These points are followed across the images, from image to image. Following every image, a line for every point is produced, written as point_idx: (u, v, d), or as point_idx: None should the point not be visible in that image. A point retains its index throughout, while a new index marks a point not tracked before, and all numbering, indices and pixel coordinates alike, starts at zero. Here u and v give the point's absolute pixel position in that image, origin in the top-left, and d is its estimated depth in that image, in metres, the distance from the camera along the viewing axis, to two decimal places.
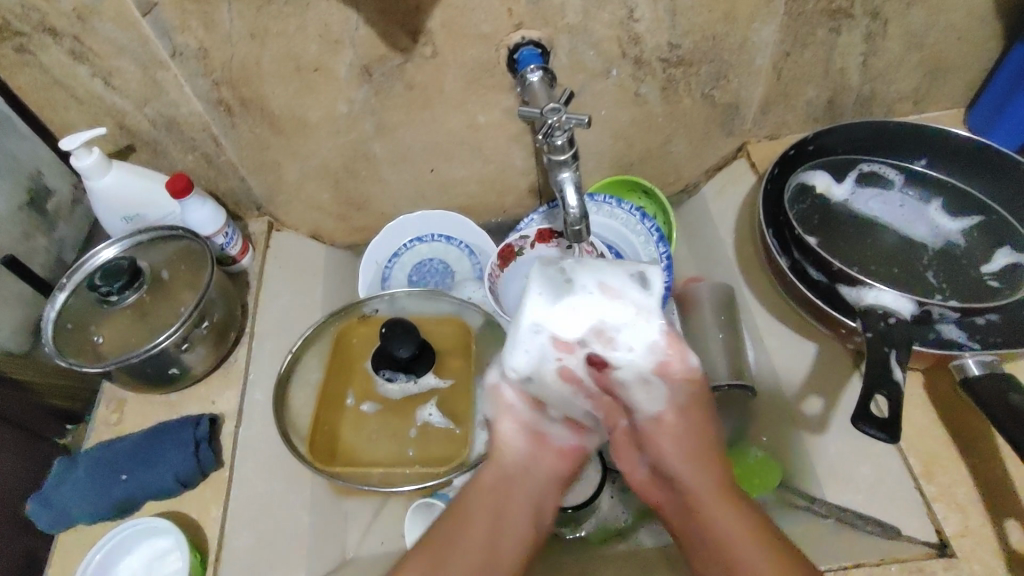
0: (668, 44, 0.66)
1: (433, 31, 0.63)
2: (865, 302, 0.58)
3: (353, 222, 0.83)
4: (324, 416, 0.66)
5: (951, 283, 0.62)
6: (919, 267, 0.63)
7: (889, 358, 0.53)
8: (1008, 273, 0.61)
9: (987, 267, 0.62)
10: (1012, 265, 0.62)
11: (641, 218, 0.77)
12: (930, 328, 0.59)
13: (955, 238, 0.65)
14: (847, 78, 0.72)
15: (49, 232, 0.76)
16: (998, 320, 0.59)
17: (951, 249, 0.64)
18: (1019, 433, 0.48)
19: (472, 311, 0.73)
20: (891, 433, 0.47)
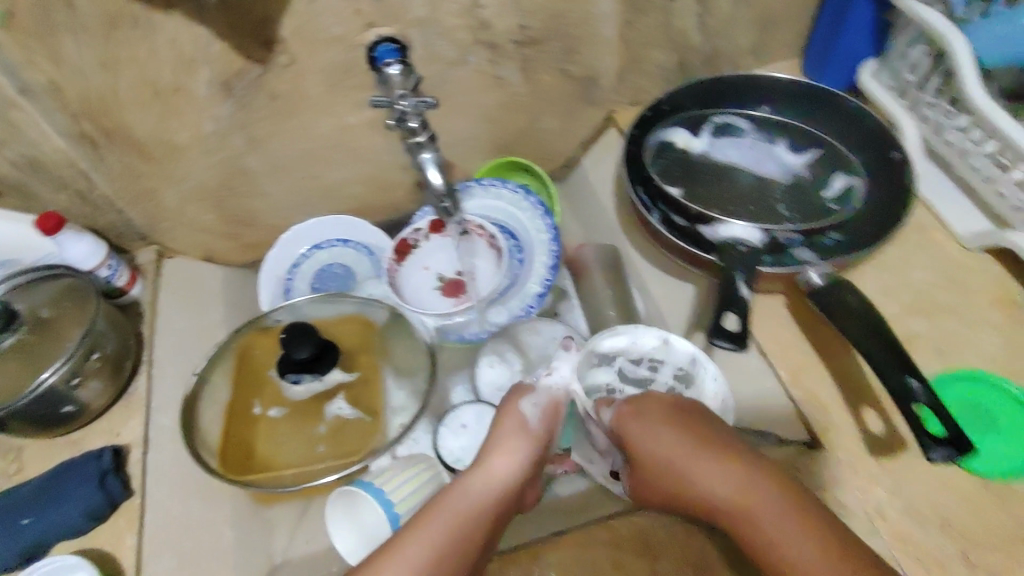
0: (515, 26, 0.70)
1: (286, 40, 0.64)
2: (720, 236, 0.64)
3: (245, 239, 0.83)
4: (235, 429, 0.68)
5: (797, 213, 0.67)
6: (772, 202, 0.68)
7: (736, 279, 0.58)
8: (845, 196, 0.67)
9: (827, 192, 0.68)
10: (848, 188, 0.68)
11: (525, 195, 0.80)
12: (788, 255, 0.62)
13: (800, 171, 0.70)
14: (688, 39, 0.78)
15: None
16: (844, 237, 0.63)
17: (797, 182, 0.70)
18: (857, 332, 0.53)
19: (375, 308, 0.75)
20: (738, 342, 0.51)
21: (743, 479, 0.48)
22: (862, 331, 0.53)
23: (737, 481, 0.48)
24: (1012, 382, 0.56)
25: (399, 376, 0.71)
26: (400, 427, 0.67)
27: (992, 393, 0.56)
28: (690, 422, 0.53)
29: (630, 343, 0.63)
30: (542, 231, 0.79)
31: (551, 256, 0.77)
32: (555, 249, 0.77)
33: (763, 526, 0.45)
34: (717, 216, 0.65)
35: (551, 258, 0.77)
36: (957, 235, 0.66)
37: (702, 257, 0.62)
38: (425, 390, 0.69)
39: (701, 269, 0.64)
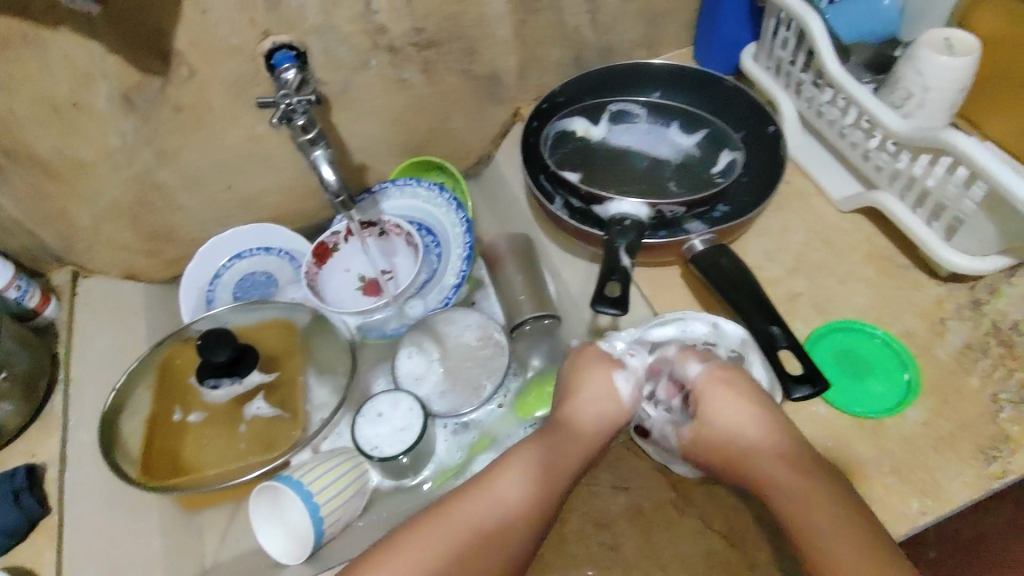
0: (412, 29, 0.73)
1: (183, 52, 0.66)
2: (611, 213, 0.67)
3: (166, 255, 0.83)
4: (158, 438, 0.68)
5: (686, 190, 0.73)
6: (663, 181, 0.74)
7: (618, 250, 0.62)
8: (730, 170, 0.74)
9: (713, 169, 0.75)
10: (732, 163, 0.75)
11: (439, 191, 0.83)
12: (676, 228, 0.69)
13: (691, 151, 0.76)
14: (583, 35, 0.82)
15: None
16: (729, 208, 0.72)
17: (684, 161, 0.76)
18: (732, 291, 0.59)
19: (299, 311, 0.75)
20: (619, 307, 0.56)
21: (801, 496, 0.50)
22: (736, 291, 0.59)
23: (801, 494, 0.50)
24: (884, 330, 0.61)
25: (321, 372, 0.73)
26: (322, 420, 0.69)
27: (865, 341, 0.61)
28: (773, 438, 0.54)
29: (679, 332, 0.61)
30: (457, 224, 0.82)
31: (465, 247, 0.79)
32: (469, 240, 0.80)
33: (810, 531, 0.49)
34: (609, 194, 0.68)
35: (466, 249, 0.79)
36: (833, 200, 0.71)
37: (591, 234, 0.67)
38: (346, 385, 0.71)
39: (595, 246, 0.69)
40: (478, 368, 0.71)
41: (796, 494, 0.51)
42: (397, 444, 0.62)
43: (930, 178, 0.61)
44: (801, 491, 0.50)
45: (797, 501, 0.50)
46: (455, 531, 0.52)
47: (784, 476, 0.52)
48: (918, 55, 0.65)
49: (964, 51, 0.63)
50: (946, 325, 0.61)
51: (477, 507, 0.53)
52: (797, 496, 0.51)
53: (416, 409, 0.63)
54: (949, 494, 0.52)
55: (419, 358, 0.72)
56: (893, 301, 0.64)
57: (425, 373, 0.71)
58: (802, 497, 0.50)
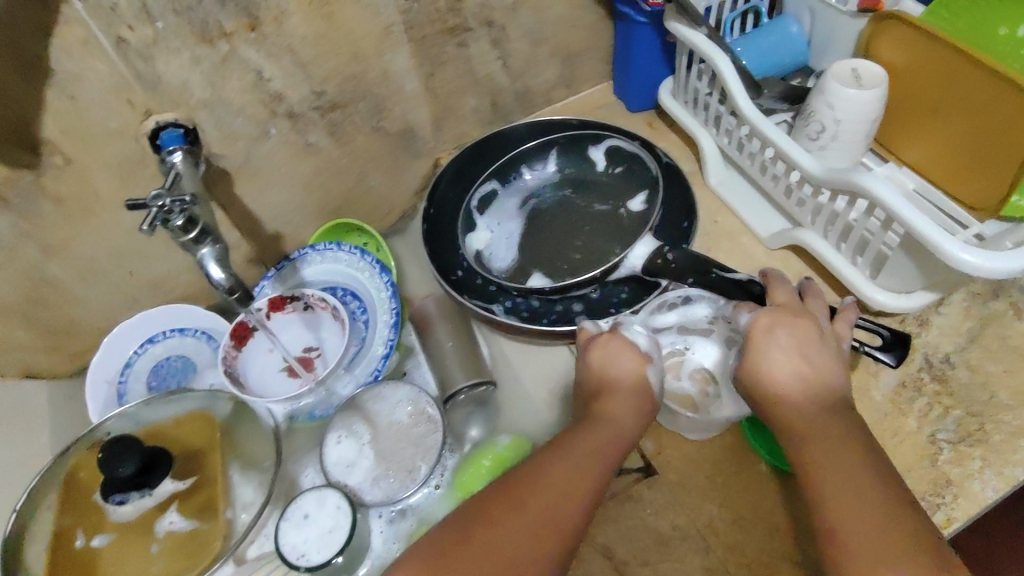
0: (311, 93, 0.69)
1: (54, 140, 0.60)
2: (639, 266, 0.64)
3: (68, 348, 0.76)
4: (60, 563, 0.62)
5: (608, 200, 0.73)
6: (588, 209, 0.73)
7: (722, 276, 0.58)
8: (616, 155, 0.76)
9: (599, 169, 0.76)
10: (610, 150, 0.76)
11: (361, 255, 0.79)
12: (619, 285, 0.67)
13: (566, 169, 0.77)
14: (497, 81, 0.80)
15: None
16: (648, 192, 0.72)
17: (576, 180, 0.76)
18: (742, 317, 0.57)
19: (218, 399, 0.71)
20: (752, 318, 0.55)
21: (852, 483, 0.43)
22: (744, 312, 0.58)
23: (842, 473, 0.44)
24: None
25: (244, 470, 0.68)
26: (244, 527, 0.64)
27: None
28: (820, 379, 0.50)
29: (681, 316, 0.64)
30: (383, 288, 0.78)
31: (392, 314, 0.75)
32: (395, 306, 0.76)
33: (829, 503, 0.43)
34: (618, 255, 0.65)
35: (392, 316, 0.75)
36: (762, 238, 0.71)
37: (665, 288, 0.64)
38: (272, 479, 0.66)
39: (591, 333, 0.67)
40: (412, 449, 0.66)
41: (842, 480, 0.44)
42: (324, 550, 0.57)
43: (851, 214, 0.61)
44: (849, 475, 0.44)
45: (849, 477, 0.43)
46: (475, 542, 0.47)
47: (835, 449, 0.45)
48: (828, 88, 0.64)
49: (871, 82, 0.63)
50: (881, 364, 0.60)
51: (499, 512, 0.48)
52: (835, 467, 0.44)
53: (344, 507, 0.59)
54: None
55: (347, 443, 0.67)
56: None
57: (359, 455, 0.66)
58: (844, 477, 0.44)
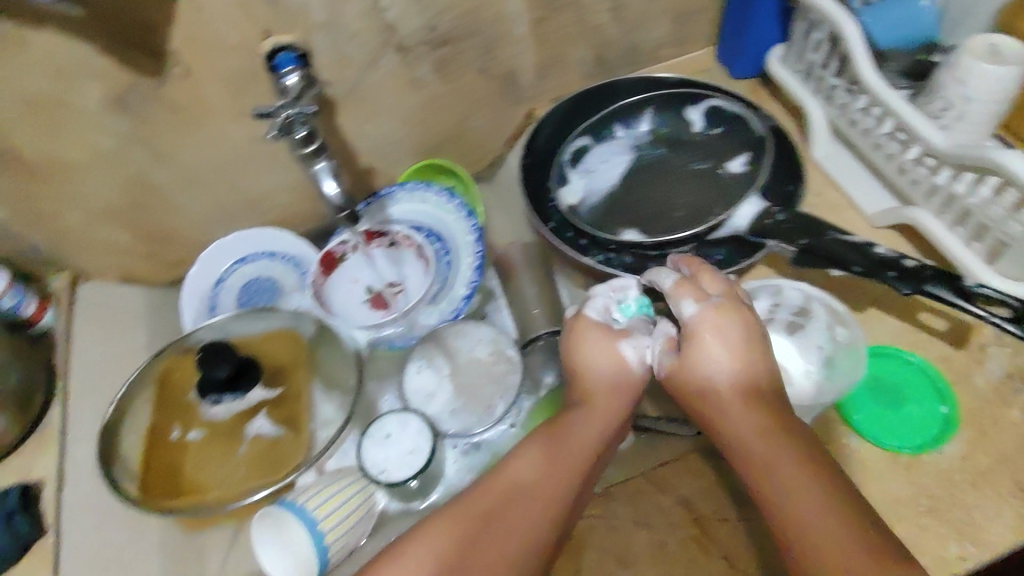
0: (425, 27, 0.70)
1: (177, 50, 0.61)
2: (746, 228, 0.63)
3: (164, 257, 0.79)
4: (156, 453, 0.66)
5: (707, 160, 0.71)
6: (686, 168, 0.72)
7: (836, 237, 0.56)
8: (715, 115, 0.73)
9: (696, 130, 0.73)
10: (708, 111, 0.73)
11: (449, 197, 0.80)
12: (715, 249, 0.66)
13: (660, 127, 0.75)
14: (606, 34, 0.80)
15: None
16: (750, 155, 0.69)
17: (670, 140, 0.74)
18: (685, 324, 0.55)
19: (304, 321, 0.73)
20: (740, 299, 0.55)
21: (809, 487, 0.43)
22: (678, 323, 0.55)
23: (794, 487, 0.43)
24: (919, 357, 0.58)
25: (326, 390, 0.70)
26: (328, 439, 0.66)
27: (899, 366, 0.58)
28: (741, 367, 0.50)
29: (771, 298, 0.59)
30: (468, 232, 0.79)
31: (476, 258, 0.76)
32: (480, 250, 0.77)
33: (796, 509, 0.42)
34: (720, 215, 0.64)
35: (476, 259, 0.76)
36: (867, 215, 0.69)
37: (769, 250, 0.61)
38: (354, 400, 0.68)
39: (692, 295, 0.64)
40: (492, 387, 0.67)
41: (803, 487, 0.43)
42: (404, 469, 0.59)
43: (973, 197, 0.58)
44: (800, 486, 0.43)
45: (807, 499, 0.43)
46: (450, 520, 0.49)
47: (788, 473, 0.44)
48: (961, 64, 0.61)
49: (1012, 61, 0.60)
50: (985, 351, 0.58)
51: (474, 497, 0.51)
52: (783, 473, 0.44)
53: (424, 432, 0.61)
54: (991, 538, 0.50)
55: (428, 375, 0.69)
56: (928, 325, 0.60)
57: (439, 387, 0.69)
58: (796, 481, 0.44)
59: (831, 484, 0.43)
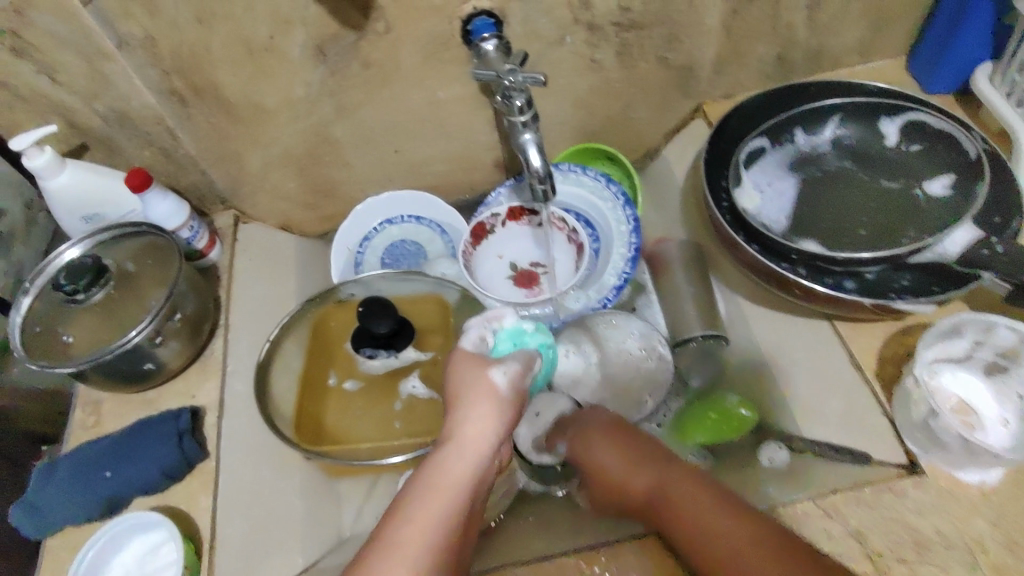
0: (619, 8, 0.67)
1: (384, 6, 0.61)
2: (955, 252, 0.60)
3: (324, 210, 0.82)
4: (309, 399, 0.67)
5: (898, 181, 0.68)
6: (873, 186, 0.68)
7: None
8: (912, 133, 0.69)
9: (889, 144, 0.69)
10: (903, 128, 0.69)
11: (606, 183, 0.78)
12: (902, 273, 0.62)
13: (848, 137, 0.71)
14: (795, 33, 0.75)
15: (7, 252, 0.71)
16: (954, 177, 0.65)
17: (856, 154, 0.70)
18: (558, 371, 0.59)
19: (448, 287, 0.73)
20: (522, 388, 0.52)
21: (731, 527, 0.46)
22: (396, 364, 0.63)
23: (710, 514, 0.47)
24: None
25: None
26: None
27: None
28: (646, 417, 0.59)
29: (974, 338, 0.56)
30: (623, 221, 0.77)
31: (631, 248, 0.75)
32: (635, 241, 0.76)
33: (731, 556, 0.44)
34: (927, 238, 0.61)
35: (631, 250, 0.76)
36: None
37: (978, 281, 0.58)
38: None
39: (871, 318, 0.61)
40: (640, 381, 0.67)
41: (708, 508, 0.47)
42: None
43: None
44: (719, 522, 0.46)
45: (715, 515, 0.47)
46: (449, 479, 0.48)
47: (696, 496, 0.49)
48: None
49: None
50: None
51: (458, 461, 0.49)
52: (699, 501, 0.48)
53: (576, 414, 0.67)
54: None
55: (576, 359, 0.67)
56: None
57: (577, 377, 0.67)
58: (710, 511, 0.47)
59: (747, 520, 0.46)
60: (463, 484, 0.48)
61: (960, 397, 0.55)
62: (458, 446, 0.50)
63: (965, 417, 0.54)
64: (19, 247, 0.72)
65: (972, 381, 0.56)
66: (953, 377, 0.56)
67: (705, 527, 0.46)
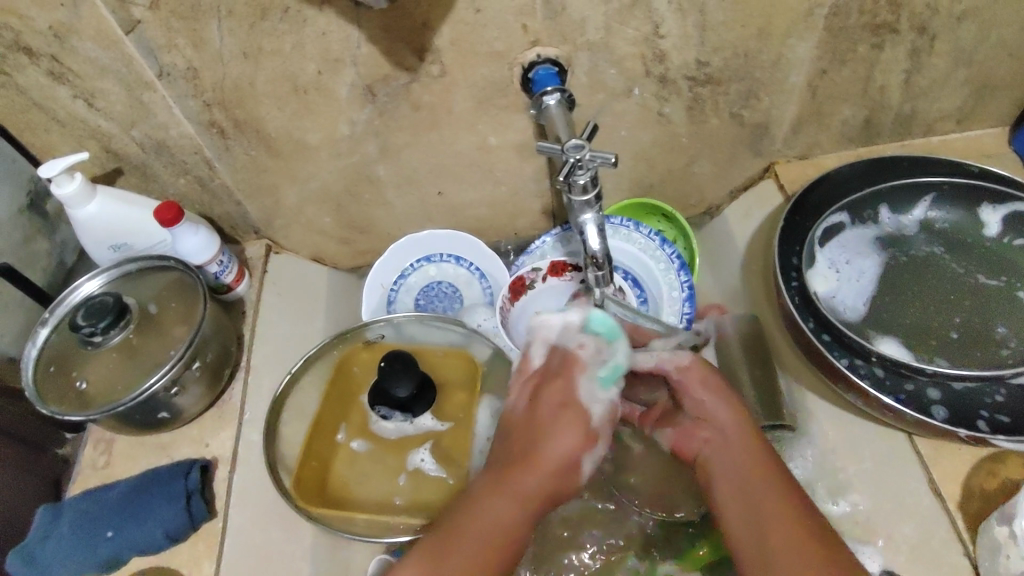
0: (695, 61, 0.61)
1: (442, 49, 0.57)
2: None
3: (356, 245, 0.78)
4: (314, 452, 0.62)
5: (1000, 278, 0.60)
6: (970, 279, 0.60)
7: None
8: (1016, 225, 0.61)
9: (988, 235, 0.62)
10: (1004, 219, 0.62)
11: (660, 243, 0.72)
12: (993, 390, 0.56)
13: (941, 222, 0.64)
14: (887, 96, 0.67)
15: (50, 235, 0.70)
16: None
17: (949, 239, 0.63)
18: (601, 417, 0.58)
19: (478, 339, 0.67)
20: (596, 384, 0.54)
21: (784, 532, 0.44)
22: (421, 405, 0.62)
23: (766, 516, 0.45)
24: None
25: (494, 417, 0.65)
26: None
27: None
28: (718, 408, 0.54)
29: None
30: (676, 287, 0.71)
31: (683, 319, 0.69)
32: (688, 312, 0.70)
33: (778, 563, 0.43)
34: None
35: (684, 321, 0.69)
36: None
37: None
38: None
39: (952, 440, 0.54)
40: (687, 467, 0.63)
41: (770, 500, 0.46)
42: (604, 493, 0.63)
43: None
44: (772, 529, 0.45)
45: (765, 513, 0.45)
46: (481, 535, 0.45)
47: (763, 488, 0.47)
48: None
49: None
50: None
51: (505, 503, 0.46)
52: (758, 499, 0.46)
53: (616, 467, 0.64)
54: None
55: None
56: None
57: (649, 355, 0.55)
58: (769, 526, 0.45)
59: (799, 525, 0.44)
60: (503, 521, 0.46)
61: None
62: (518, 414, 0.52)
63: None
64: (64, 226, 0.71)
65: None
66: None
67: (758, 522, 0.45)
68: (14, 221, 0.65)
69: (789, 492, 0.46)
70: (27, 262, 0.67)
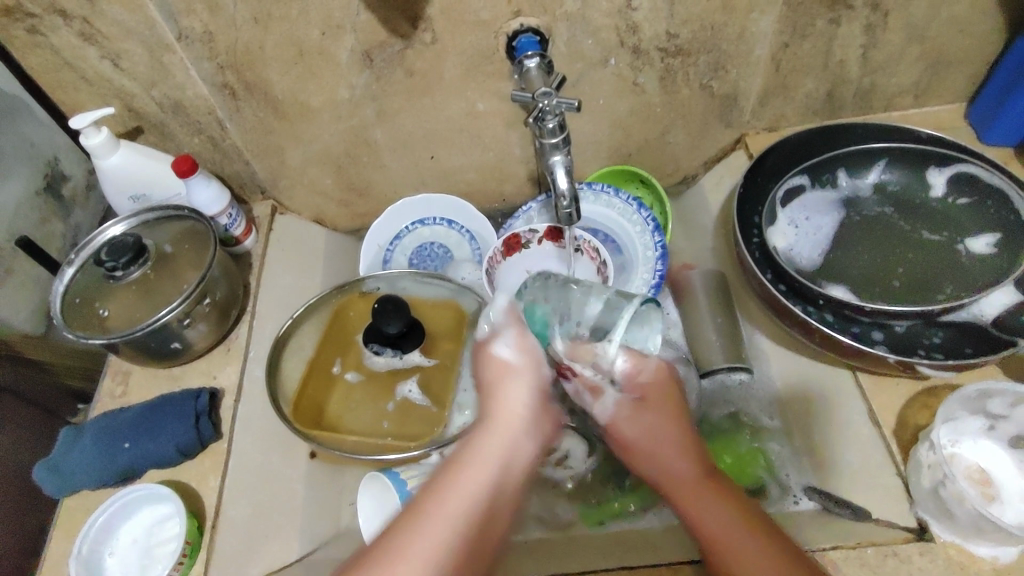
0: (665, 33, 0.67)
1: (433, 18, 0.63)
2: (990, 315, 0.60)
3: (356, 207, 0.84)
4: (311, 384, 0.68)
5: (940, 235, 0.65)
6: (914, 235, 0.66)
7: None
8: (961, 184, 0.67)
9: (933, 195, 0.67)
10: (949, 180, 0.67)
11: (637, 208, 0.78)
12: (933, 331, 0.60)
13: (893, 185, 0.69)
14: (846, 70, 0.73)
15: (65, 217, 0.76)
16: (999, 236, 0.63)
17: (898, 200, 0.68)
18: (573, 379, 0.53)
19: (466, 294, 0.73)
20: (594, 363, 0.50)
21: (747, 537, 0.45)
22: (410, 343, 0.67)
23: (722, 532, 0.46)
24: None
25: None
26: (462, 426, 0.65)
27: None
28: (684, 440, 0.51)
29: (981, 396, 0.54)
30: (650, 247, 0.76)
31: (655, 275, 0.74)
32: (660, 269, 0.75)
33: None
34: (964, 296, 0.61)
35: (656, 277, 0.74)
36: None
37: (1010, 339, 0.58)
38: None
39: (892, 373, 0.59)
40: None
41: (734, 531, 0.45)
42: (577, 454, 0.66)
43: None
44: (742, 550, 0.45)
45: (718, 522, 0.46)
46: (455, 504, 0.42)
47: (705, 497, 0.48)
48: None
49: None
50: None
51: (482, 474, 0.43)
52: (706, 516, 0.47)
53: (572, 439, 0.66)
54: None
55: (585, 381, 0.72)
56: None
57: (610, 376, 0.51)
58: (724, 530, 0.46)
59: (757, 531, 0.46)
60: (483, 480, 0.43)
61: (967, 464, 0.54)
62: (508, 405, 0.47)
63: (980, 490, 0.52)
64: (78, 210, 0.78)
65: (974, 443, 0.55)
66: (958, 444, 0.55)
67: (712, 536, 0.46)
68: (31, 201, 0.72)
69: (747, 512, 0.47)
70: (45, 242, 0.74)
